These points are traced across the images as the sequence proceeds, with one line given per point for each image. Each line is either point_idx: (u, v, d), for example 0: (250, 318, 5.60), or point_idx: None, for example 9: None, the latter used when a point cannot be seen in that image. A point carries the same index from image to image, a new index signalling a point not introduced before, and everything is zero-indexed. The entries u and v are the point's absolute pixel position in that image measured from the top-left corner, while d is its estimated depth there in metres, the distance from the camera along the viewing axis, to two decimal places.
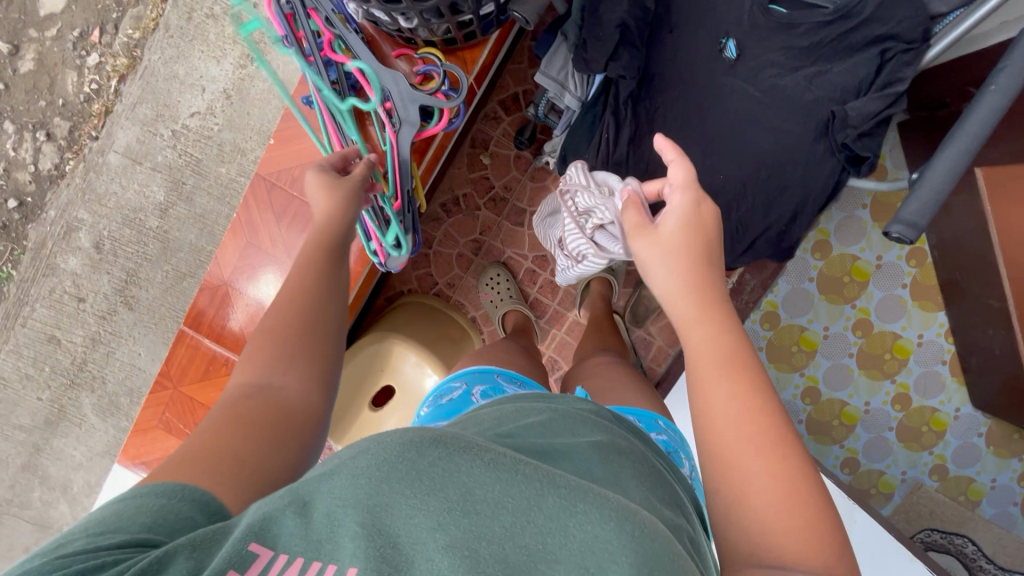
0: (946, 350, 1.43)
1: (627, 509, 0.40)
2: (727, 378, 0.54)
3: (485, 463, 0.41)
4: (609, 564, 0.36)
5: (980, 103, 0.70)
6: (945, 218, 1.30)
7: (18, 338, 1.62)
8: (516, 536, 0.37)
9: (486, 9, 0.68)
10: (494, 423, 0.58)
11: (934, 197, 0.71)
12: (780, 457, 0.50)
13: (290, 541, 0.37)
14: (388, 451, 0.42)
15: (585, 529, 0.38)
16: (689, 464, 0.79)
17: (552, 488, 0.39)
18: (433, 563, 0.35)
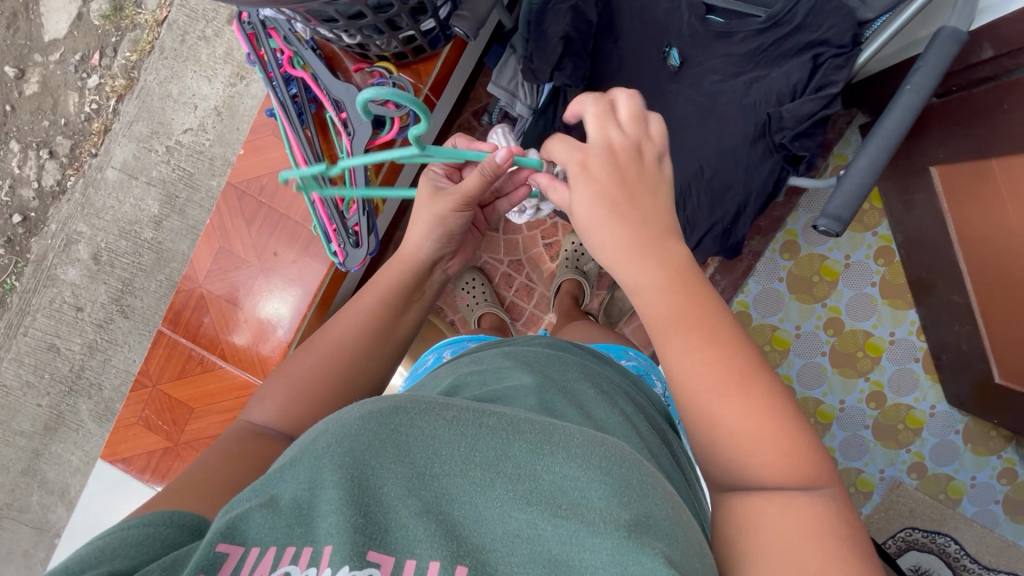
0: (919, 348, 1.44)
1: (593, 442, 0.45)
2: (686, 332, 0.54)
3: (448, 421, 0.46)
4: (581, 498, 0.42)
5: (898, 101, 0.75)
6: (908, 217, 1.32)
7: (20, 347, 1.69)
8: (488, 488, 0.43)
9: (426, 25, 0.73)
10: (458, 382, 0.63)
11: (856, 191, 0.74)
12: (749, 392, 0.52)
13: (259, 533, 0.42)
14: (349, 429, 0.47)
15: (554, 470, 0.44)
16: (658, 383, 0.94)
17: (518, 436, 0.45)
18: (409, 530, 0.41)
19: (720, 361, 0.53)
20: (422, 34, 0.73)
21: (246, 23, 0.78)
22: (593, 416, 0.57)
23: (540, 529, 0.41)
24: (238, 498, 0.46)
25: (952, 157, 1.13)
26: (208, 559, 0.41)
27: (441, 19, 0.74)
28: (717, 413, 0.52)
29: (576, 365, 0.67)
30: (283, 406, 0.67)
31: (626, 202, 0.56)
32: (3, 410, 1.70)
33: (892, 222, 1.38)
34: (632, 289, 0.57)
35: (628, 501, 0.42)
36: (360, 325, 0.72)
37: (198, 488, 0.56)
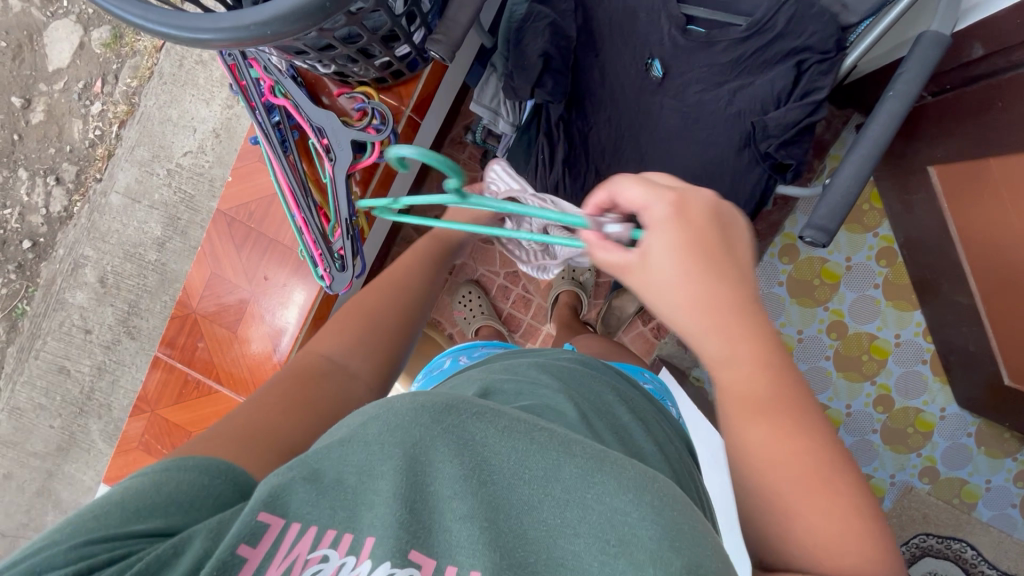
0: (926, 349, 1.42)
1: (646, 475, 0.42)
2: (764, 422, 0.52)
3: (500, 431, 0.43)
4: (632, 536, 0.38)
5: (882, 108, 0.73)
6: (909, 217, 1.29)
7: (32, 370, 1.73)
8: (535, 509, 0.40)
9: (402, 51, 0.74)
10: (495, 380, 0.61)
11: (843, 201, 0.73)
12: (824, 482, 0.50)
13: (303, 509, 0.41)
14: (402, 416, 0.44)
15: (604, 501, 0.40)
16: (674, 408, 0.91)
17: (569, 458, 0.42)
18: (451, 534, 0.39)
19: (794, 440, 0.51)
20: (396, 60, 0.74)
21: (226, 53, 0.77)
22: (627, 443, 0.57)
23: (585, 563, 0.38)
24: (281, 467, 0.45)
25: (950, 157, 1.10)
26: (249, 530, 0.39)
27: (417, 45, 0.74)
28: (789, 497, 0.50)
29: (608, 387, 0.67)
30: (344, 336, 0.67)
31: (722, 272, 0.51)
32: (17, 432, 1.74)
33: (894, 222, 1.36)
34: (720, 360, 0.52)
35: (680, 547, 0.38)
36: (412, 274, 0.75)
37: (255, 427, 0.54)
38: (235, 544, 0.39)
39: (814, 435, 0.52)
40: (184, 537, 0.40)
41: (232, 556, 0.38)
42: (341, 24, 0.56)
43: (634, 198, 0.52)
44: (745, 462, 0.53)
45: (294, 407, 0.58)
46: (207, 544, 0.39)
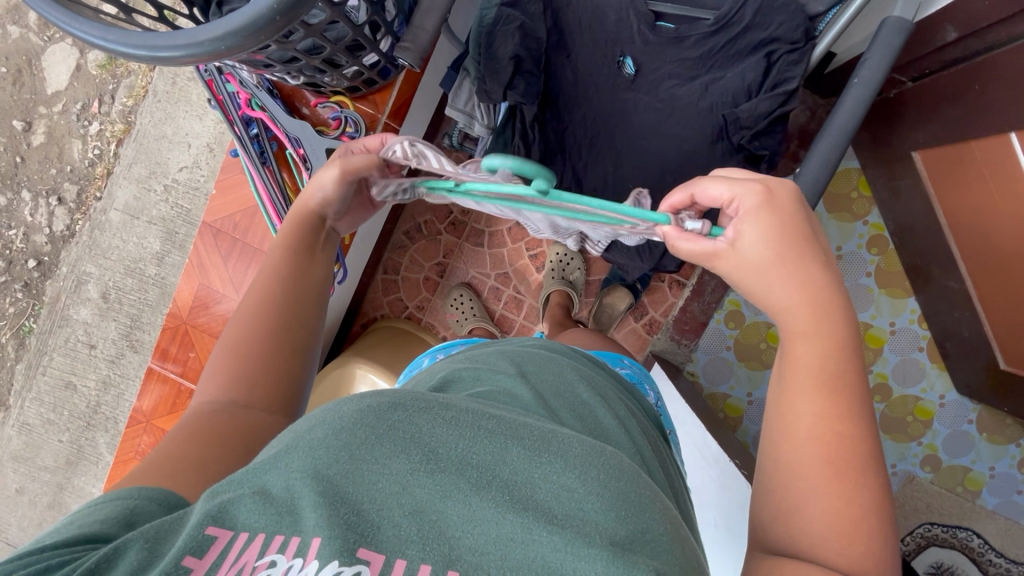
0: (922, 336, 1.40)
1: (589, 454, 0.47)
2: (820, 394, 0.57)
3: (447, 422, 0.48)
4: (577, 507, 0.43)
5: (846, 97, 0.73)
6: (897, 204, 1.28)
7: (40, 386, 1.77)
8: (484, 491, 0.43)
9: (370, 59, 0.76)
10: (448, 377, 0.64)
11: (811, 189, 0.73)
12: (850, 471, 0.54)
13: (248, 519, 0.41)
14: (346, 420, 0.48)
15: (550, 479, 0.45)
16: (652, 392, 0.93)
17: (516, 441, 0.47)
18: (399, 527, 0.40)
19: (841, 425, 0.56)
20: (365, 68, 0.75)
21: (203, 69, 0.79)
22: (587, 421, 0.58)
23: (534, 534, 0.40)
24: (224, 483, 0.45)
25: (932, 141, 1.10)
26: (194, 542, 0.40)
27: (386, 53, 0.76)
28: (798, 469, 0.55)
29: (569, 368, 0.68)
30: (223, 373, 0.66)
31: (796, 258, 0.61)
32: (27, 448, 1.77)
33: (883, 209, 1.35)
34: (803, 332, 0.60)
35: (621, 515, 0.42)
36: (284, 272, 0.72)
37: (157, 469, 0.54)
38: (179, 556, 0.39)
39: (860, 428, 0.56)
40: (117, 546, 0.41)
41: (176, 566, 0.38)
42: (300, 37, 0.57)
43: (713, 194, 0.63)
44: (775, 436, 0.58)
45: (196, 448, 0.58)
46: (139, 559, 0.39)
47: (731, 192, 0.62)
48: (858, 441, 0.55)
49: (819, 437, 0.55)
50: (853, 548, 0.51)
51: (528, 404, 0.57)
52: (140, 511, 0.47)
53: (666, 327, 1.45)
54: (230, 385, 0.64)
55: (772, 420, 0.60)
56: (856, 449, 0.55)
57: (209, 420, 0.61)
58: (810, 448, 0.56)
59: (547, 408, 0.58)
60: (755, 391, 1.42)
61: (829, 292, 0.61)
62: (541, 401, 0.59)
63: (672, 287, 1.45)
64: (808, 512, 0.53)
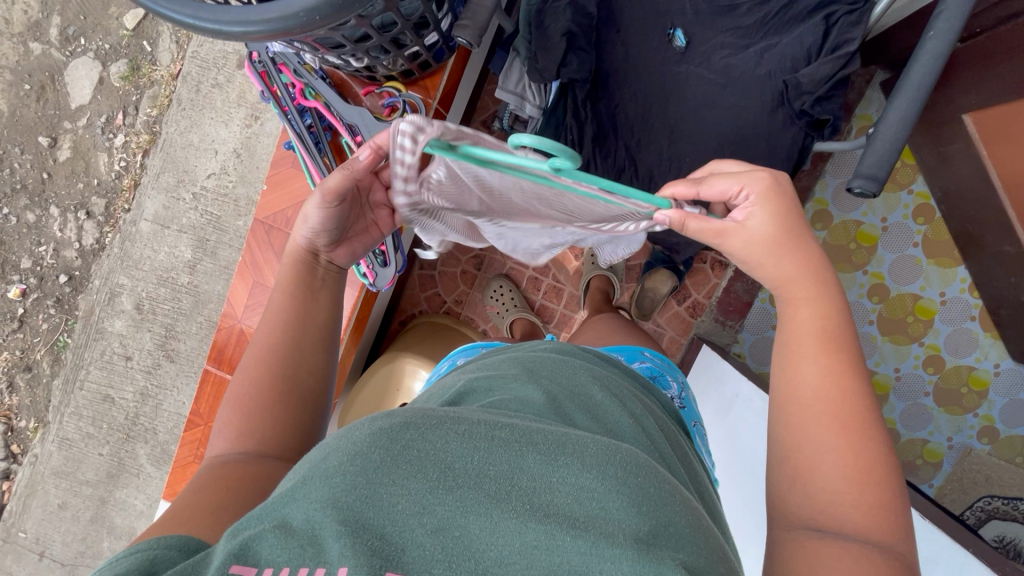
0: (973, 306, 1.37)
1: (606, 453, 0.46)
2: (823, 356, 0.58)
3: (459, 435, 0.46)
4: (597, 509, 0.42)
5: (924, 49, 0.71)
6: (946, 170, 1.25)
7: (78, 400, 1.77)
8: (504, 503, 0.42)
9: (431, 39, 0.74)
10: (455, 388, 0.62)
11: (890, 148, 0.71)
12: (859, 433, 0.54)
13: (272, 554, 0.39)
14: (357, 445, 0.45)
15: (569, 482, 0.44)
16: (674, 384, 0.91)
17: (531, 448, 0.45)
18: (424, 548, 0.39)
19: (845, 383, 0.56)
20: (426, 49, 0.74)
21: (255, 61, 0.79)
22: (601, 419, 0.57)
23: (559, 541, 0.40)
24: (246, 519, 0.43)
25: (986, 103, 1.08)
26: None
27: (444, 33, 0.75)
28: (813, 436, 0.55)
29: (581, 367, 0.66)
30: (232, 423, 0.63)
31: (791, 229, 0.60)
32: (68, 462, 1.77)
33: (929, 177, 1.32)
34: (798, 296, 0.61)
35: (641, 510, 0.43)
36: (301, 307, 0.69)
37: (176, 515, 0.51)
38: None
39: (862, 384, 0.57)
40: None
41: None
42: (377, 11, 0.56)
43: (721, 187, 0.61)
44: (782, 402, 0.58)
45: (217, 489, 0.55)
46: None
47: (740, 183, 0.60)
48: (859, 396, 0.56)
49: (826, 398, 0.56)
50: (863, 503, 0.52)
51: (540, 409, 0.55)
52: (160, 559, 0.42)
53: (710, 308, 1.43)
54: (247, 430, 0.62)
55: (777, 390, 0.59)
56: (860, 403, 0.55)
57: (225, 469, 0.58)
58: (815, 411, 0.56)
59: (559, 411, 0.56)
60: None
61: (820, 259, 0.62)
62: (551, 403, 0.57)
63: (715, 268, 1.43)
64: (821, 473, 0.54)
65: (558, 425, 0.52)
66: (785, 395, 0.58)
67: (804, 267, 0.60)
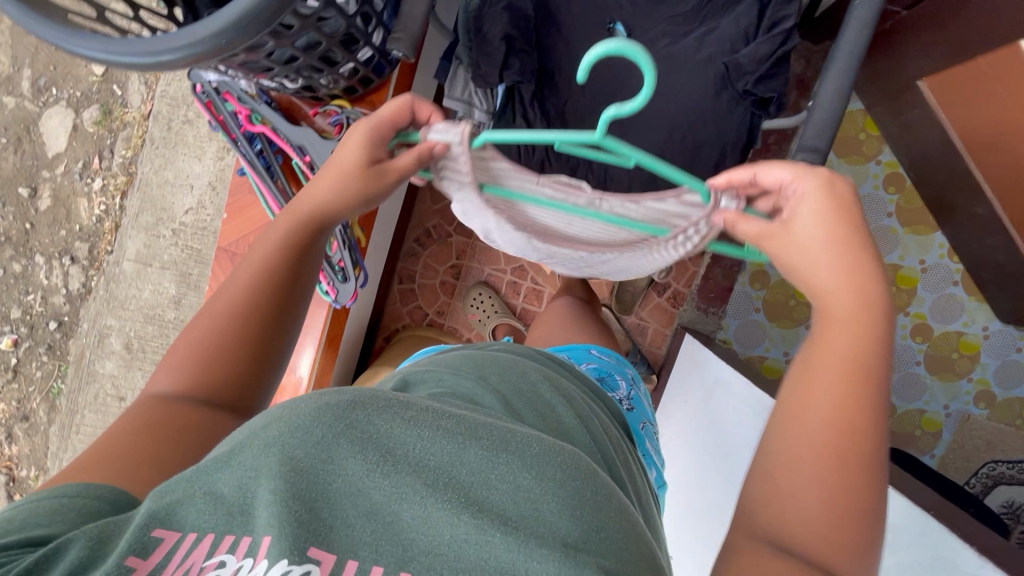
0: (955, 271, 1.36)
1: (547, 454, 0.46)
2: (841, 386, 0.53)
3: (405, 424, 0.47)
4: (529, 508, 0.43)
5: (852, 18, 0.72)
6: (908, 138, 1.26)
7: (75, 446, 1.77)
8: (438, 493, 0.43)
9: (364, 54, 0.75)
10: (408, 380, 0.63)
11: (829, 119, 0.72)
12: (848, 471, 0.51)
13: (196, 518, 0.41)
14: (304, 420, 0.46)
15: (506, 479, 0.44)
16: (622, 384, 0.92)
17: (474, 442, 0.46)
18: (353, 530, 0.40)
19: (856, 418, 0.53)
20: (361, 64, 0.75)
21: (202, 92, 0.82)
22: (551, 422, 0.58)
23: (487, 535, 0.40)
24: (172, 481, 0.45)
25: (937, 67, 1.08)
26: (139, 541, 0.40)
27: (379, 47, 0.75)
28: (800, 456, 0.53)
29: (534, 367, 0.66)
30: (181, 366, 0.63)
31: (856, 263, 0.56)
32: None
33: (895, 146, 1.32)
34: (844, 320, 0.55)
35: (573, 510, 0.43)
36: (280, 251, 0.67)
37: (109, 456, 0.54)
38: (122, 557, 0.39)
39: (874, 426, 0.53)
40: (64, 543, 0.41)
41: (118, 566, 0.38)
42: (295, 29, 0.57)
43: (776, 176, 0.60)
44: (784, 415, 0.56)
45: (143, 443, 0.56)
46: (89, 555, 0.40)
47: (793, 173, 0.59)
48: (864, 456, 0.52)
49: (824, 436, 0.52)
50: (822, 539, 0.50)
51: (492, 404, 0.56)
52: (83, 510, 0.47)
53: (691, 297, 1.42)
54: (195, 382, 0.61)
55: (786, 405, 0.56)
56: (855, 459, 0.51)
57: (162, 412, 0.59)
58: (815, 435, 0.53)
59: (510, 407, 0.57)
60: (791, 349, 1.43)
61: (882, 292, 0.56)
62: (502, 404, 0.58)
63: (692, 256, 1.41)
64: (794, 510, 0.51)
65: (509, 422, 0.52)
66: (790, 413, 0.55)
67: (842, 294, 0.56)
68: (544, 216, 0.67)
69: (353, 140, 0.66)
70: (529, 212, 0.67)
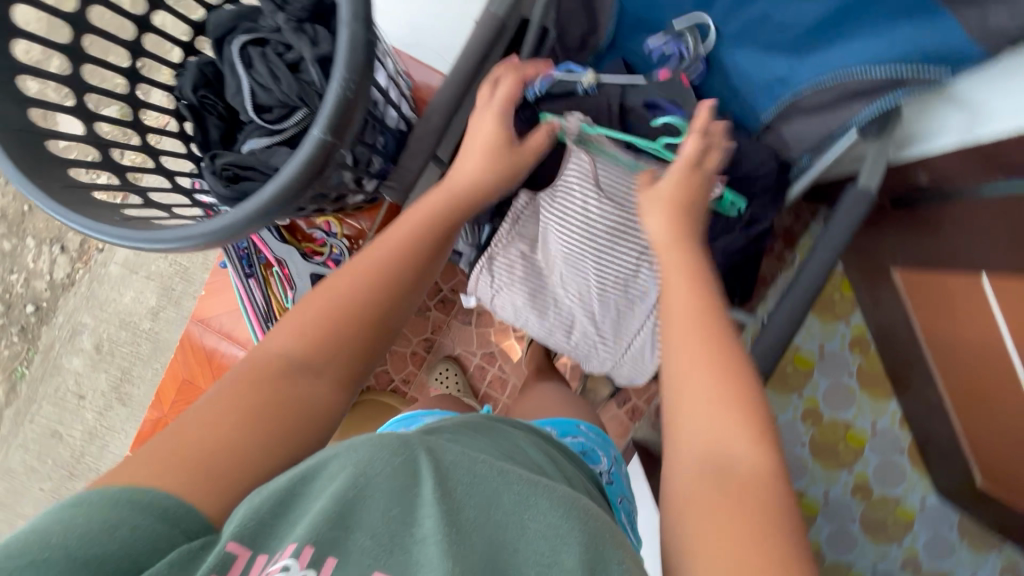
0: (904, 439, 1.40)
1: (569, 498, 0.51)
2: (698, 336, 0.63)
3: (453, 463, 0.50)
4: (562, 546, 0.46)
5: (812, 259, 0.75)
6: (878, 310, 1.30)
7: (27, 433, 1.79)
8: (480, 528, 0.47)
9: (355, 197, 0.79)
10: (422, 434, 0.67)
11: (775, 344, 0.75)
12: (739, 408, 0.58)
13: (273, 541, 0.45)
14: (364, 453, 0.49)
15: (538, 519, 0.48)
16: (604, 459, 0.90)
17: (508, 487, 0.50)
18: (409, 553, 0.44)
19: (714, 351, 0.61)
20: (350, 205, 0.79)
21: None
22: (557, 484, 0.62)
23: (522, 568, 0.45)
24: (248, 499, 0.48)
25: (910, 264, 1.12)
26: (220, 560, 0.44)
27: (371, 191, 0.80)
28: (705, 409, 0.59)
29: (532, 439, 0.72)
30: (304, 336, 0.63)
31: (684, 214, 0.72)
32: (8, 494, 1.78)
33: (865, 313, 1.37)
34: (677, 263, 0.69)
35: (602, 546, 0.47)
36: (403, 265, 0.69)
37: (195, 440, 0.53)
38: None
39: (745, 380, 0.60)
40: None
41: None
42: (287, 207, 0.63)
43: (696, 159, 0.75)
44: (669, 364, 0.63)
45: (237, 419, 0.56)
46: None
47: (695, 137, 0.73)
48: (748, 407, 0.58)
49: (706, 368, 0.61)
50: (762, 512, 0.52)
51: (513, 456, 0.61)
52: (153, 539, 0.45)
53: (649, 414, 1.46)
54: (310, 357, 0.62)
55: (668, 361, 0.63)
56: (755, 409, 0.58)
57: (271, 388, 0.59)
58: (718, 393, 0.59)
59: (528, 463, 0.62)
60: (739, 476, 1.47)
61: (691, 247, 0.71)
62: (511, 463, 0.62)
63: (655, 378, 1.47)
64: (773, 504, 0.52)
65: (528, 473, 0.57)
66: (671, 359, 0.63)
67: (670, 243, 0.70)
68: (618, 190, 0.85)
69: (484, 127, 0.76)
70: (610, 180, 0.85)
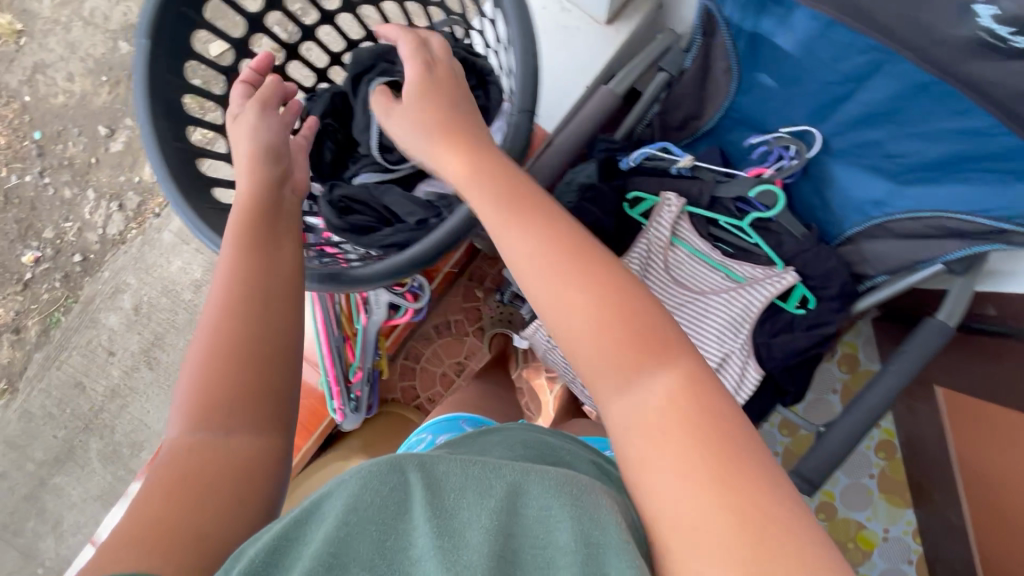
0: (914, 552, 1.34)
1: (567, 480, 0.45)
2: (589, 310, 0.50)
3: (459, 472, 0.44)
4: (558, 526, 0.41)
5: (880, 379, 0.76)
6: (910, 417, 1.33)
7: (51, 378, 1.82)
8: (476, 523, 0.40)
9: None
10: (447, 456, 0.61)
11: (830, 455, 0.76)
12: (670, 396, 0.46)
13: None
14: (354, 487, 0.43)
15: (535, 505, 0.43)
16: None
17: (500, 477, 0.44)
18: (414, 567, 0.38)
19: (608, 324, 0.49)
20: None
21: None
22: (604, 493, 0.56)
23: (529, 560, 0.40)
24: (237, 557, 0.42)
25: None
26: None
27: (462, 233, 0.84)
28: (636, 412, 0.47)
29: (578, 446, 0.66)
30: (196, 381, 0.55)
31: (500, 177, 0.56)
32: (22, 435, 1.80)
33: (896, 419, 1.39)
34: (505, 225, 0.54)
35: (596, 518, 0.42)
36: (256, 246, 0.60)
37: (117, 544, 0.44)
38: None
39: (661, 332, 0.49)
40: None
41: None
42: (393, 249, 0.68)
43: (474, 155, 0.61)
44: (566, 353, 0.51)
45: (162, 505, 0.47)
46: None
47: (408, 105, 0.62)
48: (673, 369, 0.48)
49: (602, 356, 0.48)
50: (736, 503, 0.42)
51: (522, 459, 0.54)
52: None
53: None
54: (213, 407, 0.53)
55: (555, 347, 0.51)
56: (674, 388, 0.47)
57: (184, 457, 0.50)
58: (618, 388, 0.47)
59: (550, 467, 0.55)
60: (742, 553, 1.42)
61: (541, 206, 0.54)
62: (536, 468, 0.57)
63: None
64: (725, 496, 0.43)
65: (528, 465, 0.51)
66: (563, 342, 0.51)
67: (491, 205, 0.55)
68: (687, 263, 0.94)
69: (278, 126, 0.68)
70: (677, 256, 0.94)
